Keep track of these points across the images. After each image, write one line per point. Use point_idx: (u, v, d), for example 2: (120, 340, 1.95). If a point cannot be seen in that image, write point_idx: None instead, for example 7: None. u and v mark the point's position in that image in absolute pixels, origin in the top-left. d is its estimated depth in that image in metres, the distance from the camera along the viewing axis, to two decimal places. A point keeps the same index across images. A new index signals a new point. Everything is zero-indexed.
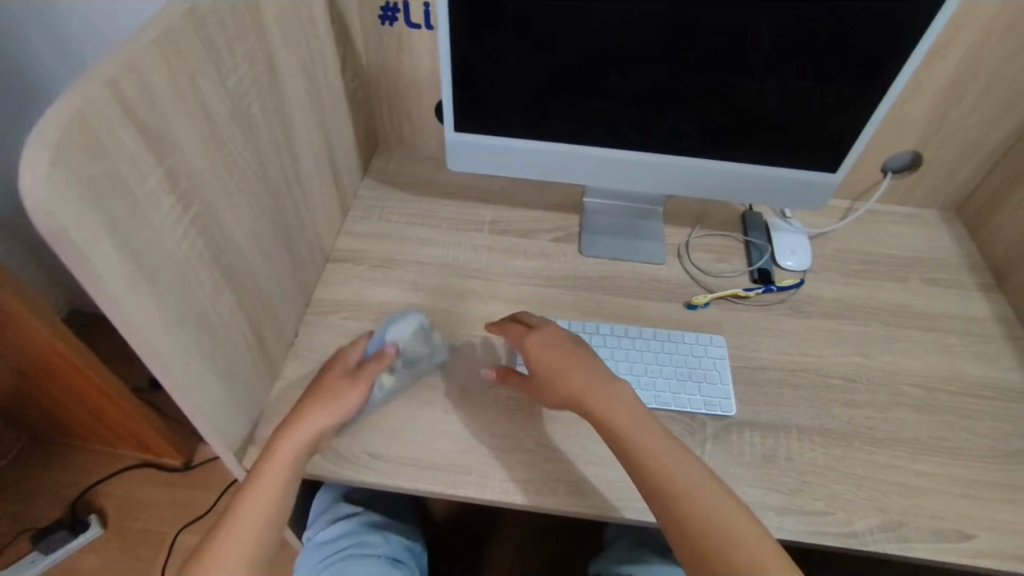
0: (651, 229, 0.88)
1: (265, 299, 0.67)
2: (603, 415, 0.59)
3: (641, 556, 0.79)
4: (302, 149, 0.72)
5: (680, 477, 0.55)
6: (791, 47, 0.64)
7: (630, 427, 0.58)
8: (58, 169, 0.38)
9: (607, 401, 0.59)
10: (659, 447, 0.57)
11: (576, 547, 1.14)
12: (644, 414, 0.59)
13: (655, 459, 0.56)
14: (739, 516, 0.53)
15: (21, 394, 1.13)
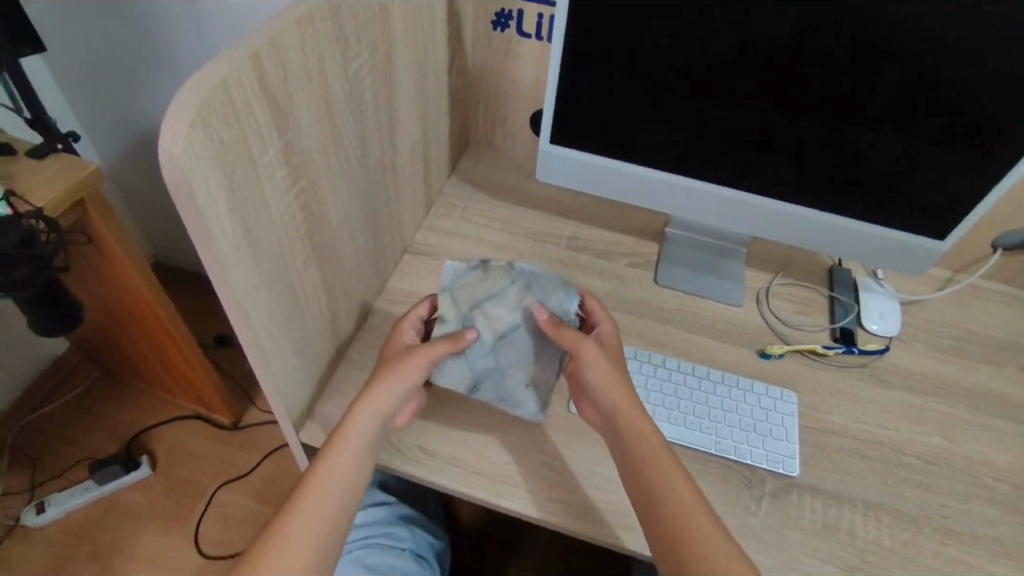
0: (732, 269, 0.86)
1: (345, 279, 0.69)
2: (633, 446, 0.59)
3: None
4: (401, 141, 0.74)
5: (683, 505, 0.55)
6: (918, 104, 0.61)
7: (644, 447, 0.58)
8: (195, 131, 0.40)
9: (640, 433, 0.59)
10: (670, 472, 0.57)
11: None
12: (669, 456, 0.58)
13: (661, 482, 0.56)
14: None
15: (102, 331, 1.20)
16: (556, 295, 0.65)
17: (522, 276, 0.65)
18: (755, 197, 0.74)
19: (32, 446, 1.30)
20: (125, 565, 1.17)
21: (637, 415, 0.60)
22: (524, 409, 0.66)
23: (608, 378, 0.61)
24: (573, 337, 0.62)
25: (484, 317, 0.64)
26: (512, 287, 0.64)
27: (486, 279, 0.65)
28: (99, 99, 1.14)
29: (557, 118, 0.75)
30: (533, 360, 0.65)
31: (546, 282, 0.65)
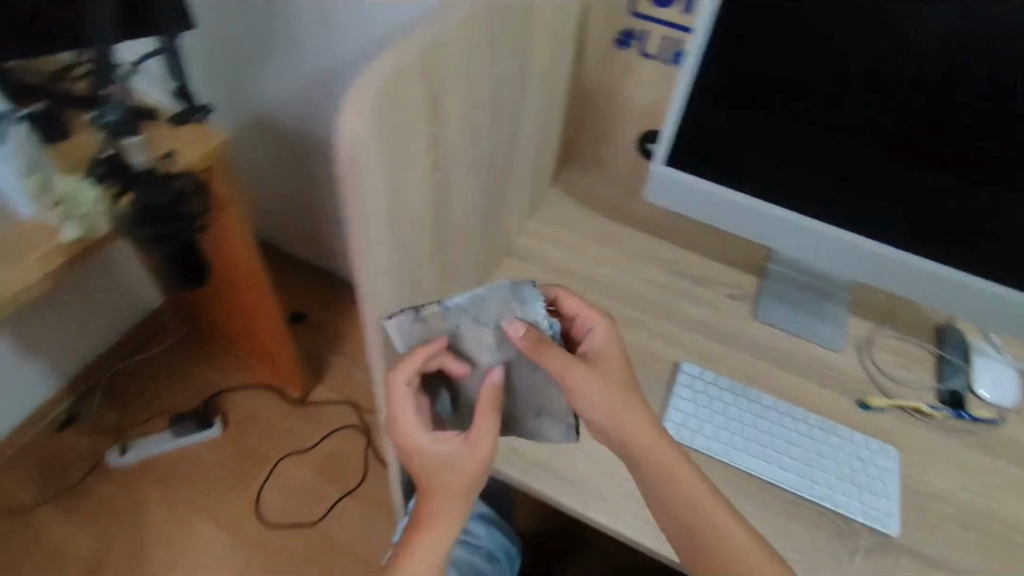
0: (835, 314, 0.83)
1: (454, 273, 0.71)
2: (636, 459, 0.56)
3: None
4: (520, 146, 0.75)
5: (711, 514, 0.54)
6: None
7: (657, 456, 0.55)
8: (371, 118, 0.43)
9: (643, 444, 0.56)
10: (692, 483, 0.55)
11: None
12: (681, 467, 0.55)
13: (681, 492, 0.55)
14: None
15: (198, 293, 1.28)
16: (509, 311, 0.56)
17: (462, 310, 0.56)
18: (873, 243, 0.72)
19: (119, 394, 1.38)
20: (191, 519, 1.23)
21: (644, 423, 0.56)
22: (554, 437, 0.63)
23: (608, 407, 0.56)
24: (557, 358, 0.55)
25: (455, 364, 0.58)
26: (461, 325, 0.56)
27: (433, 327, 0.56)
28: (224, 78, 1.21)
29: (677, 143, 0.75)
30: (533, 385, 0.60)
31: (494, 297, 0.56)
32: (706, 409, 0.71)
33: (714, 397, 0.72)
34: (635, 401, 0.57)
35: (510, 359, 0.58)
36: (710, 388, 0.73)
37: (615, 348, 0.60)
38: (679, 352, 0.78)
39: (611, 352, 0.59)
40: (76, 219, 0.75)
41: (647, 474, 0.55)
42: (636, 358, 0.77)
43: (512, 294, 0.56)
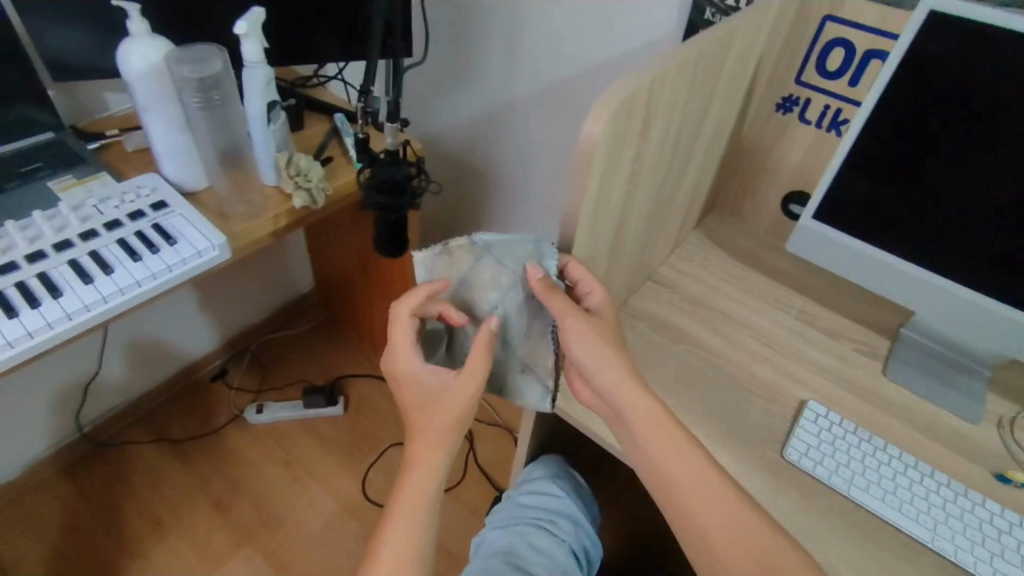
0: (973, 386, 0.83)
1: (614, 277, 0.79)
2: (686, 507, 0.59)
3: None
4: (683, 181, 0.84)
5: (737, 531, 0.56)
6: None
7: (677, 468, 0.60)
8: (608, 121, 0.53)
9: (690, 488, 0.59)
10: (715, 499, 0.58)
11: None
12: (727, 505, 0.57)
13: (699, 506, 0.58)
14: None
15: (350, 282, 1.45)
16: (533, 259, 0.64)
17: (487, 249, 0.66)
18: (1006, 307, 0.74)
19: (263, 360, 1.57)
20: (305, 481, 1.35)
21: (662, 433, 0.61)
22: (531, 397, 0.71)
23: (599, 357, 0.63)
24: (559, 305, 0.62)
25: (463, 300, 0.67)
26: (480, 262, 0.66)
27: (452, 259, 0.66)
28: (415, 105, 1.40)
29: (831, 196, 0.80)
30: (524, 336, 0.67)
31: (516, 249, 0.65)
32: (830, 445, 0.73)
33: (839, 436, 0.74)
34: (651, 404, 0.62)
35: (513, 306, 0.66)
36: (835, 427, 0.75)
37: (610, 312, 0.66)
38: (807, 392, 0.81)
39: (607, 319, 0.66)
40: (304, 190, 0.88)
41: (667, 484, 0.60)
42: (765, 388, 0.81)
43: (536, 248, 0.65)
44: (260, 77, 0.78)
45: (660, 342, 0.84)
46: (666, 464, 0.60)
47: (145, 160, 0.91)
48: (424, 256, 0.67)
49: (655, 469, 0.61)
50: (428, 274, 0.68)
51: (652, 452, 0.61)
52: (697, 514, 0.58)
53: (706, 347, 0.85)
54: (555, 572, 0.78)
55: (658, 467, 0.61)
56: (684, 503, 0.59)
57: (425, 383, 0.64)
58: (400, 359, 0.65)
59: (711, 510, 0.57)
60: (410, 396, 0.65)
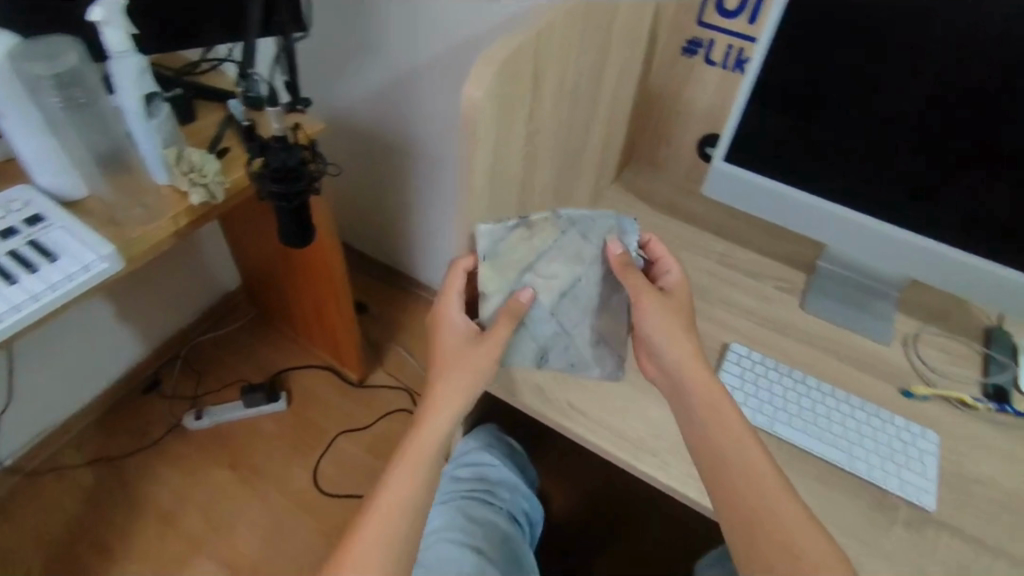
0: (882, 309, 0.87)
1: None
2: (714, 464, 0.60)
3: None
4: (591, 137, 0.83)
5: (781, 516, 0.56)
6: None
7: (735, 454, 0.59)
8: (491, 85, 0.51)
9: (722, 447, 0.60)
10: (765, 484, 0.58)
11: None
12: (752, 462, 0.59)
13: (753, 490, 0.58)
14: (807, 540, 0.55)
15: (278, 276, 1.39)
16: (613, 234, 0.67)
17: (571, 224, 0.66)
18: (917, 236, 0.77)
19: (197, 363, 1.51)
20: (257, 481, 1.32)
21: (727, 420, 0.61)
22: (602, 368, 0.72)
23: (674, 331, 0.65)
24: (636, 283, 0.65)
25: (536, 274, 0.66)
26: (565, 237, 0.66)
27: (531, 235, 0.65)
28: (320, 80, 1.33)
29: (736, 139, 0.81)
30: (597, 307, 0.69)
31: (599, 225, 0.66)
32: (753, 384, 0.76)
33: (761, 374, 0.77)
34: (710, 384, 0.63)
35: (591, 280, 0.67)
36: (757, 365, 0.78)
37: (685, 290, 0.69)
38: (729, 333, 0.83)
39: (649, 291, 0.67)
40: (202, 186, 0.83)
41: (716, 466, 0.60)
42: None
43: (616, 225, 0.67)
44: (133, 68, 0.72)
45: None
46: (730, 449, 0.60)
47: (15, 168, 0.83)
48: (492, 229, 0.64)
49: (712, 453, 0.60)
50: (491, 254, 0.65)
51: (715, 437, 0.61)
52: (749, 498, 0.57)
53: None
54: (498, 540, 0.82)
55: (719, 452, 0.60)
56: (737, 490, 0.58)
57: (463, 344, 0.66)
58: (444, 317, 0.68)
59: (765, 495, 0.57)
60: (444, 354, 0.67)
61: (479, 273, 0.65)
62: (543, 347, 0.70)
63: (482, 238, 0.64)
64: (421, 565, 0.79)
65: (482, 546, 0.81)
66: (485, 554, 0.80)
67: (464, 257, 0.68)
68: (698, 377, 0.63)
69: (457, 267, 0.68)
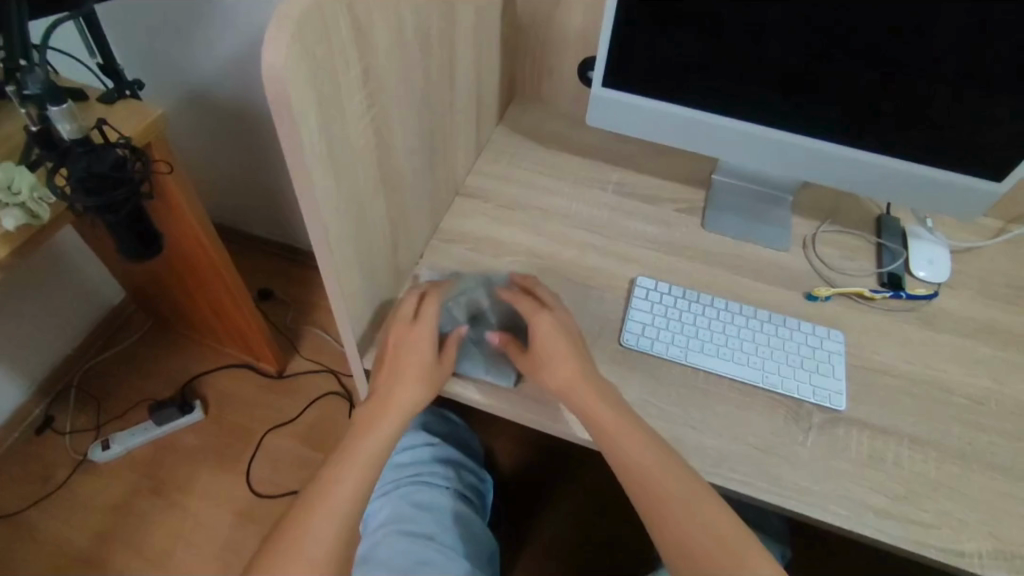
0: (781, 216, 0.86)
1: (406, 209, 0.71)
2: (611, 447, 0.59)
3: None
4: (457, 81, 0.75)
5: (691, 501, 0.54)
6: (970, 42, 0.62)
7: (637, 450, 0.58)
8: (294, 45, 0.42)
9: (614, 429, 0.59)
10: (671, 472, 0.56)
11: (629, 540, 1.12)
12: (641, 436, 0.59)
13: (660, 482, 0.56)
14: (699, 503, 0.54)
15: (160, 281, 1.25)
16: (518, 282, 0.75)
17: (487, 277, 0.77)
18: (810, 141, 0.75)
19: (93, 388, 1.37)
20: (183, 500, 1.24)
21: (620, 416, 0.60)
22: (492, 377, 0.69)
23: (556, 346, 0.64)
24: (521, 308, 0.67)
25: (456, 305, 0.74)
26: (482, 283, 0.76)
27: (457, 277, 0.75)
28: (151, 53, 1.16)
29: (611, 60, 0.76)
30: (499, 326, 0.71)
31: (506, 278, 0.75)
32: (663, 317, 0.73)
33: (670, 305, 0.74)
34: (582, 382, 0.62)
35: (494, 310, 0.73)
36: (665, 297, 0.75)
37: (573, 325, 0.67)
38: (634, 268, 0.80)
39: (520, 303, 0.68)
40: (15, 206, 0.70)
41: (629, 467, 0.57)
42: (595, 278, 0.78)
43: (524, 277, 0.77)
44: None
45: (483, 263, 0.79)
46: (631, 447, 0.58)
47: None
48: (427, 274, 0.77)
49: (618, 455, 0.58)
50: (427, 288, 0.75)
51: (617, 438, 0.59)
52: (662, 493, 0.55)
53: (531, 252, 0.80)
54: (450, 521, 0.79)
55: (625, 453, 0.58)
56: (650, 486, 0.56)
57: (428, 365, 0.65)
58: (419, 331, 0.66)
59: (674, 484, 0.55)
60: (407, 365, 0.64)
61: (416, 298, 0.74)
62: None
63: (423, 276, 0.77)
64: (371, 562, 0.73)
65: (435, 533, 0.76)
66: (439, 540, 0.76)
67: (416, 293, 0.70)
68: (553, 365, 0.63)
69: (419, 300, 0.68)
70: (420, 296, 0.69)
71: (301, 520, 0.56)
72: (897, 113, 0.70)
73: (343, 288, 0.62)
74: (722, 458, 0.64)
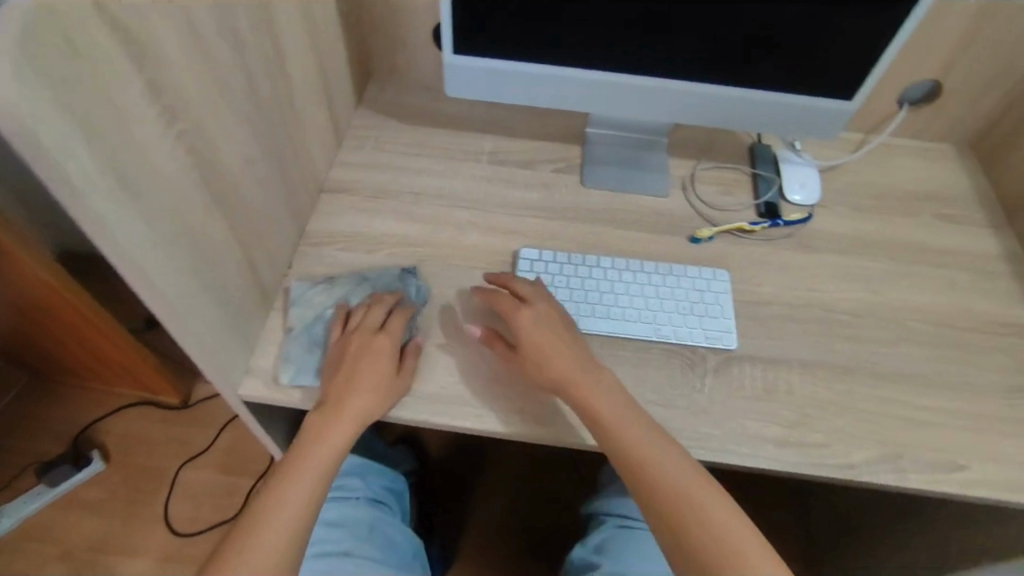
0: (657, 161, 0.85)
1: (261, 222, 0.64)
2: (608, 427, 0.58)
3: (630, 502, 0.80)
4: (294, 70, 0.67)
5: (709, 507, 0.53)
6: None
7: (654, 457, 0.56)
8: (21, 69, 0.34)
9: (610, 411, 0.58)
10: (687, 477, 0.55)
11: (567, 498, 1.14)
12: (636, 418, 0.58)
13: (678, 490, 0.54)
14: (696, 492, 0.54)
15: (18, 332, 1.11)
16: (400, 283, 0.71)
17: (366, 279, 0.71)
18: (680, 82, 0.73)
19: None
20: (97, 558, 1.15)
21: (636, 421, 0.58)
22: None
23: (547, 335, 0.62)
24: (506, 304, 0.64)
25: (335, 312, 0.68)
26: (360, 287, 0.70)
27: (332, 287, 0.70)
28: None
29: (459, 22, 0.70)
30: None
31: (383, 279, 0.71)
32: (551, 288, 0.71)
33: (557, 273, 0.72)
34: (590, 374, 0.60)
35: None
36: (550, 265, 0.73)
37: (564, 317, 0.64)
38: (517, 239, 0.77)
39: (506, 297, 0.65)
40: None
41: (624, 447, 0.57)
42: (478, 258, 0.75)
43: (403, 275, 0.72)
44: None
45: (358, 262, 0.74)
46: (651, 454, 0.56)
47: None
48: (297, 286, 0.70)
49: (635, 462, 0.56)
50: (298, 299, 0.69)
51: (636, 445, 0.56)
52: (679, 501, 0.54)
53: (408, 241, 0.76)
54: (366, 531, 0.78)
55: (645, 459, 0.56)
56: (667, 494, 0.54)
57: (387, 378, 0.62)
58: (385, 342, 0.63)
59: (692, 492, 0.54)
60: (364, 374, 0.61)
61: (291, 314, 0.68)
62: None
63: (292, 289, 0.70)
64: None
65: (352, 547, 0.75)
66: (357, 554, 0.74)
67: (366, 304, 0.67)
68: (547, 358, 0.61)
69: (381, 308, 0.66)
70: (388, 308, 0.67)
71: (253, 525, 0.53)
72: (754, 43, 0.69)
73: (199, 325, 0.55)
74: None
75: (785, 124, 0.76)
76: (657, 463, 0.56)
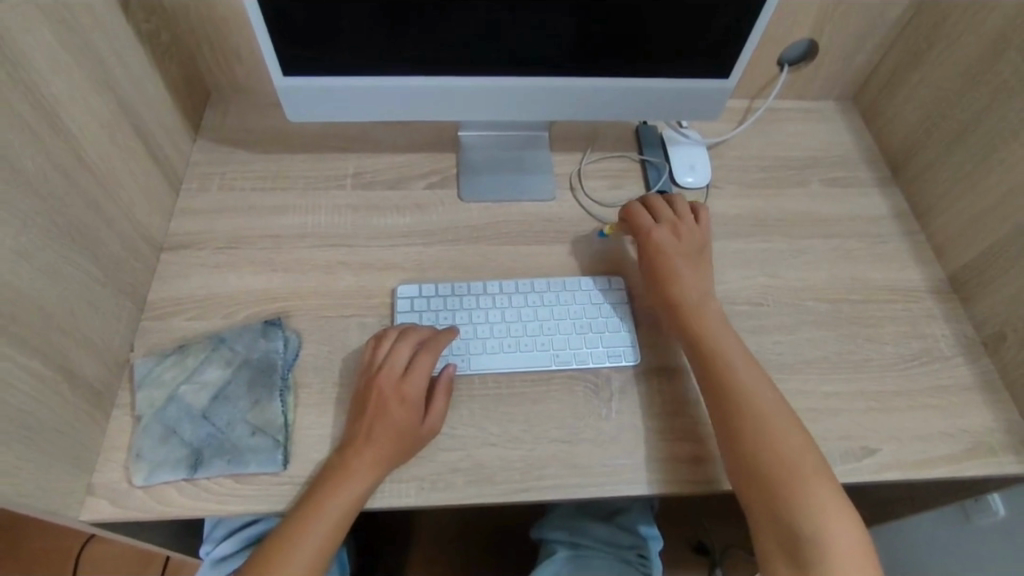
0: (540, 159, 0.78)
1: (74, 317, 0.54)
2: (720, 365, 0.59)
3: (582, 526, 0.75)
4: (81, 123, 0.55)
5: (816, 500, 0.51)
6: None
7: (783, 440, 0.54)
8: None
9: (733, 356, 0.59)
10: (792, 443, 0.54)
11: None
12: (762, 377, 0.58)
13: (793, 474, 0.53)
14: (800, 455, 0.54)
15: None
16: (264, 340, 0.63)
17: (221, 340, 0.62)
18: (546, 78, 0.66)
19: None
20: None
21: (762, 383, 0.58)
22: (256, 461, 0.56)
23: (678, 255, 0.66)
24: (643, 221, 0.68)
25: (190, 389, 0.59)
26: (216, 353, 0.62)
27: (184, 357, 0.61)
28: None
29: (280, 40, 0.61)
30: (253, 400, 0.59)
31: (244, 340, 0.63)
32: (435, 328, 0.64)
33: (440, 309, 0.66)
34: (724, 336, 0.61)
35: (243, 382, 0.60)
36: (433, 300, 0.66)
37: (700, 239, 0.68)
38: (394, 274, 0.69)
39: (642, 212, 0.69)
40: None
41: (733, 384, 0.58)
42: (351, 303, 0.67)
43: (267, 329, 0.64)
44: None
45: (213, 330, 0.65)
46: (780, 436, 0.55)
47: None
48: (142, 365, 0.60)
49: (743, 403, 0.56)
50: (144, 378, 0.60)
51: (768, 421, 0.55)
52: (780, 486, 0.52)
53: (270, 294, 0.67)
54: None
55: (771, 437, 0.54)
56: (773, 475, 0.53)
57: (414, 414, 0.57)
58: (406, 394, 0.57)
59: (801, 476, 0.52)
60: (394, 394, 0.57)
61: (138, 398, 0.58)
62: (197, 454, 0.56)
63: (136, 369, 0.60)
64: None
65: None
66: None
67: (405, 328, 0.62)
68: (673, 277, 0.65)
69: (420, 333, 0.61)
70: (415, 343, 0.60)
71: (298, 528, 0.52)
72: (611, 32, 0.63)
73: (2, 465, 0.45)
74: (530, 467, 0.59)
75: (667, 108, 0.70)
76: (779, 411, 0.56)
